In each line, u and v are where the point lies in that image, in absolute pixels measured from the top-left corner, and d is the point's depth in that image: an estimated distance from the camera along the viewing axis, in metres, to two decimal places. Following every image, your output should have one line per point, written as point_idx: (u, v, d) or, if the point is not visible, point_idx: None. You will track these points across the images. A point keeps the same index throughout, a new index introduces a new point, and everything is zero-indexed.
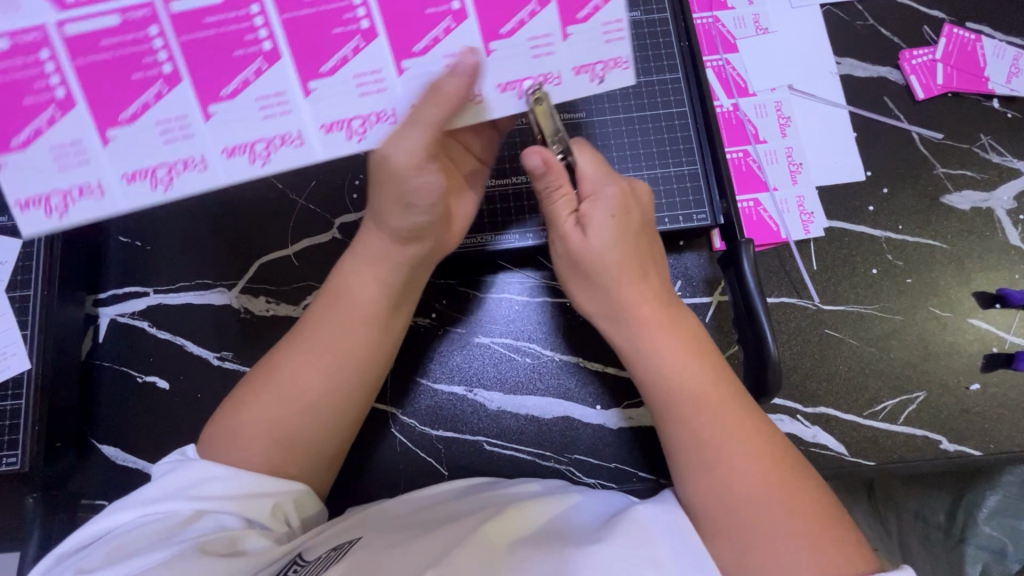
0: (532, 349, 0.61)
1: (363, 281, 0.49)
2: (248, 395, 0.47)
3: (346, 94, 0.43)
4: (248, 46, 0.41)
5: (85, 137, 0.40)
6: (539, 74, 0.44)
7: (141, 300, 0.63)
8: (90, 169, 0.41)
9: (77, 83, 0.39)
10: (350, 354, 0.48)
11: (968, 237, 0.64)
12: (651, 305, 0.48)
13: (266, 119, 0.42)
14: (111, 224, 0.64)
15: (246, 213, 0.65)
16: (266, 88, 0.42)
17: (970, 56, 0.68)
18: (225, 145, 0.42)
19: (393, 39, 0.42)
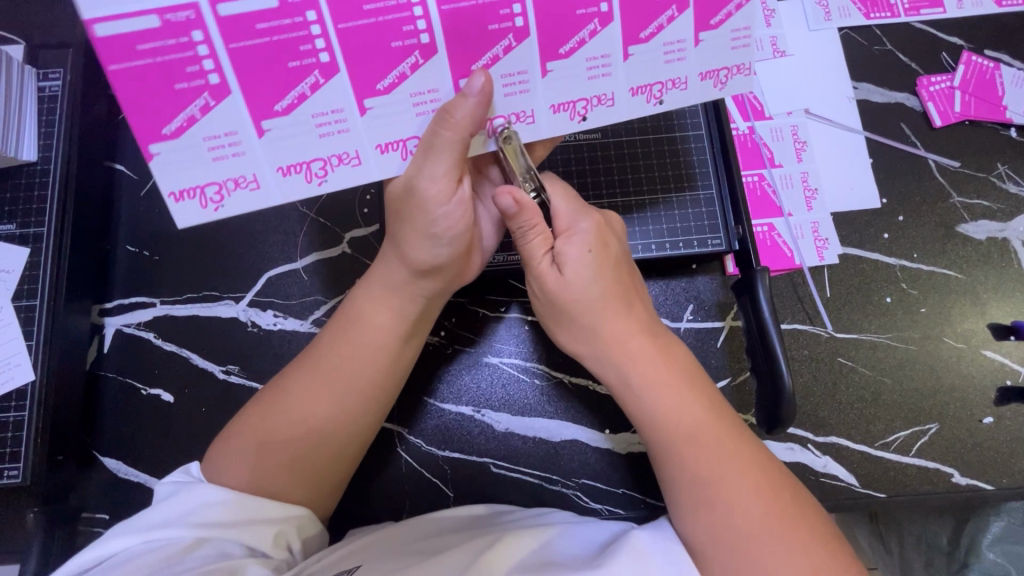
0: (540, 371, 0.61)
1: (376, 304, 0.49)
2: (263, 416, 0.47)
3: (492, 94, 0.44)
4: (406, 38, 0.40)
5: (241, 128, 0.41)
6: (668, 79, 0.45)
7: (147, 311, 0.62)
8: (246, 162, 0.42)
9: (232, 71, 0.39)
10: (357, 381, 0.48)
11: (983, 267, 0.63)
12: (641, 339, 0.48)
13: (418, 115, 0.44)
14: (120, 234, 0.64)
15: (255, 226, 0.64)
16: (420, 84, 0.42)
17: (988, 85, 0.67)
18: (379, 142, 0.44)
19: (543, 39, 0.42)
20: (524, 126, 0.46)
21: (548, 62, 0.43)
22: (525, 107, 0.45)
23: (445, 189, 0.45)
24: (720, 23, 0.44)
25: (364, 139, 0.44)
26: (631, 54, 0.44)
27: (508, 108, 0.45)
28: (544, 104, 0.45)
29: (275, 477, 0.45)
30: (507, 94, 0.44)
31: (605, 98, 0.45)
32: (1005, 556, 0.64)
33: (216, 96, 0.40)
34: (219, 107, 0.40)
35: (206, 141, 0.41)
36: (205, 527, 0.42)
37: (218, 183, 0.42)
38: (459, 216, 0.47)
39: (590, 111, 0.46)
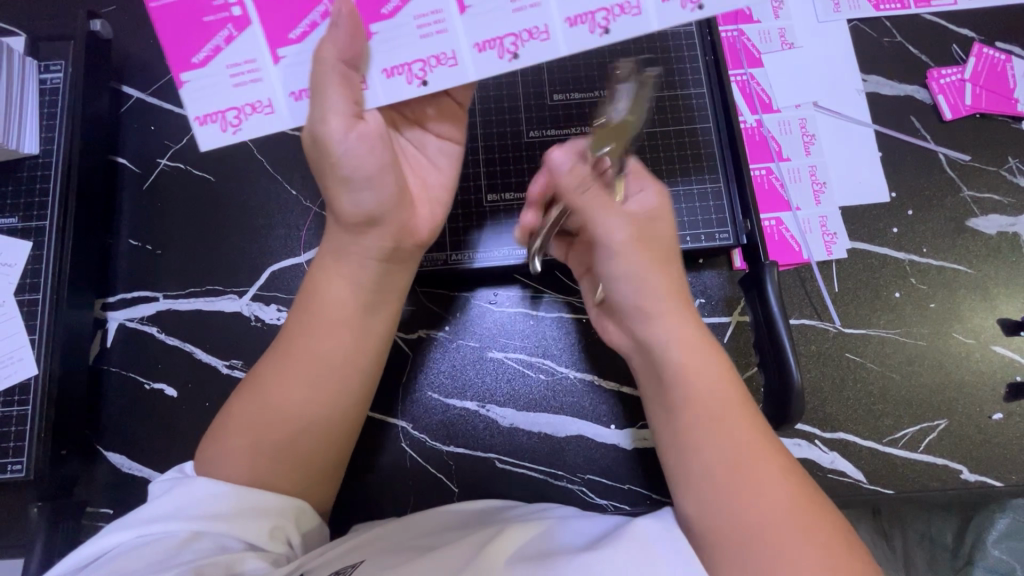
0: (546, 366, 0.60)
1: (332, 284, 0.48)
2: (238, 404, 0.47)
3: (499, 13, 0.43)
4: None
5: (259, 56, 0.43)
6: (609, 7, 0.43)
7: (150, 305, 0.62)
8: (262, 87, 0.44)
9: (253, 5, 0.43)
10: (331, 358, 0.47)
11: (993, 262, 0.62)
12: (687, 321, 0.45)
13: (423, 37, 0.43)
14: (123, 228, 0.64)
15: (258, 220, 0.64)
16: (424, 7, 0.43)
17: (999, 77, 0.66)
18: (384, 68, 0.44)
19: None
20: (444, 70, 0.44)
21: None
22: (445, 49, 0.43)
23: (340, 123, 0.42)
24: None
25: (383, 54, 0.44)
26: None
27: (424, 51, 0.43)
28: (467, 45, 0.43)
29: (266, 467, 0.45)
30: (515, 12, 0.43)
31: (537, 32, 0.43)
32: (1011, 553, 0.64)
33: (239, 27, 0.43)
34: (241, 36, 0.43)
35: (229, 68, 0.43)
36: (203, 520, 0.42)
37: (238, 107, 0.44)
38: (366, 152, 0.43)
39: (522, 51, 0.44)
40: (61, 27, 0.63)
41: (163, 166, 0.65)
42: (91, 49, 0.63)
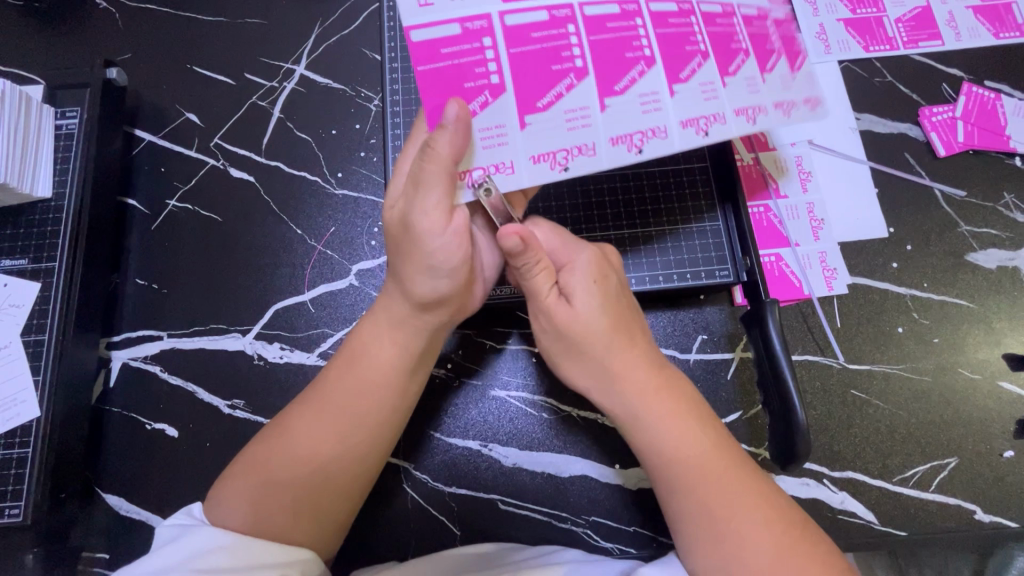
0: (548, 405, 0.60)
1: (374, 346, 0.49)
2: (263, 456, 0.46)
3: (633, 111, 0.45)
4: (564, 62, 0.45)
5: (508, 122, 0.44)
6: (708, 113, 0.46)
7: (154, 344, 0.62)
8: (507, 149, 0.44)
9: (509, 71, 0.44)
10: (366, 418, 0.47)
11: (995, 296, 0.63)
12: (646, 374, 0.46)
13: (570, 130, 0.45)
14: (130, 267, 0.65)
15: (265, 258, 0.65)
16: (573, 103, 0.45)
17: (990, 115, 0.68)
18: (533, 153, 0.44)
19: (600, 79, 0.45)
20: (584, 159, 0.45)
21: (607, 98, 0.45)
22: (587, 140, 0.45)
23: (439, 220, 0.43)
24: (773, 68, 0.48)
25: (542, 143, 0.44)
26: (678, 95, 0.46)
27: (569, 141, 0.45)
28: (604, 138, 0.45)
29: (277, 515, 0.44)
30: (644, 111, 0.45)
31: (658, 130, 0.45)
32: None
33: (494, 93, 0.44)
34: (495, 102, 0.44)
35: (479, 130, 0.44)
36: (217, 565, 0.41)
37: (483, 166, 0.44)
38: (456, 246, 0.45)
39: (646, 146, 0.45)
40: (77, 74, 0.65)
41: (172, 207, 0.67)
42: (106, 95, 0.65)
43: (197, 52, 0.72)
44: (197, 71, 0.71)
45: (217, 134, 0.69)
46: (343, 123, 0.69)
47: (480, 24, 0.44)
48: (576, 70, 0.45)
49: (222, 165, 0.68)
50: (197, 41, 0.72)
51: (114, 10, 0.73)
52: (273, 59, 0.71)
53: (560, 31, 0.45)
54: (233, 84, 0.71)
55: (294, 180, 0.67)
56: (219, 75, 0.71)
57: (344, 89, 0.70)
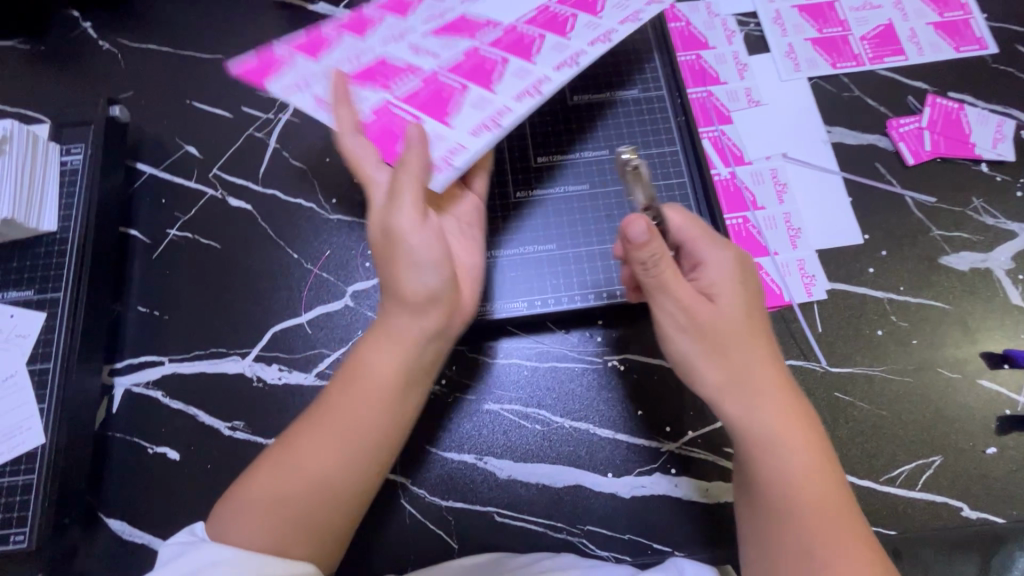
0: (541, 416, 0.61)
1: (380, 354, 0.50)
2: (266, 472, 0.48)
3: (515, 83, 0.56)
4: (451, 86, 0.56)
5: (435, 131, 0.54)
6: (571, 55, 0.56)
7: (156, 369, 0.64)
8: (448, 140, 0.54)
9: (423, 114, 0.55)
10: (362, 433, 0.49)
11: (969, 297, 0.65)
12: (781, 391, 0.48)
13: (478, 108, 0.55)
14: (132, 295, 0.67)
15: (264, 282, 0.67)
16: (475, 99, 0.55)
17: (954, 124, 0.71)
18: (468, 131, 0.54)
19: (478, 81, 0.56)
20: (508, 115, 0.53)
21: (494, 85, 0.56)
22: (500, 107, 0.54)
23: (414, 218, 0.50)
24: (601, 8, 0.59)
25: (473, 128, 0.54)
26: (537, 65, 0.56)
27: (488, 114, 0.54)
28: (509, 99, 0.54)
29: (269, 534, 0.45)
30: (520, 79, 0.56)
31: (544, 79, 0.55)
32: None
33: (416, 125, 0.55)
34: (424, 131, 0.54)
35: (420, 144, 0.54)
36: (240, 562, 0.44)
37: (443, 156, 0.53)
38: (432, 243, 0.50)
39: (544, 88, 0.54)
40: (82, 113, 0.68)
41: (172, 236, 0.69)
42: (109, 132, 0.68)
43: (196, 89, 0.76)
44: (197, 106, 0.75)
45: (216, 165, 0.72)
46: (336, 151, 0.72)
47: (382, 109, 0.56)
48: (395, 101, 0.56)
49: (220, 194, 0.71)
50: (197, 78, 0.76)
51: (117, 52, 0.77)
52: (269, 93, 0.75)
53: (438, 79, 0.57)
54: (231, 118, 0.74)
55: (290, 206, 0.70)
56: (217, 109, 0.74)
57: None
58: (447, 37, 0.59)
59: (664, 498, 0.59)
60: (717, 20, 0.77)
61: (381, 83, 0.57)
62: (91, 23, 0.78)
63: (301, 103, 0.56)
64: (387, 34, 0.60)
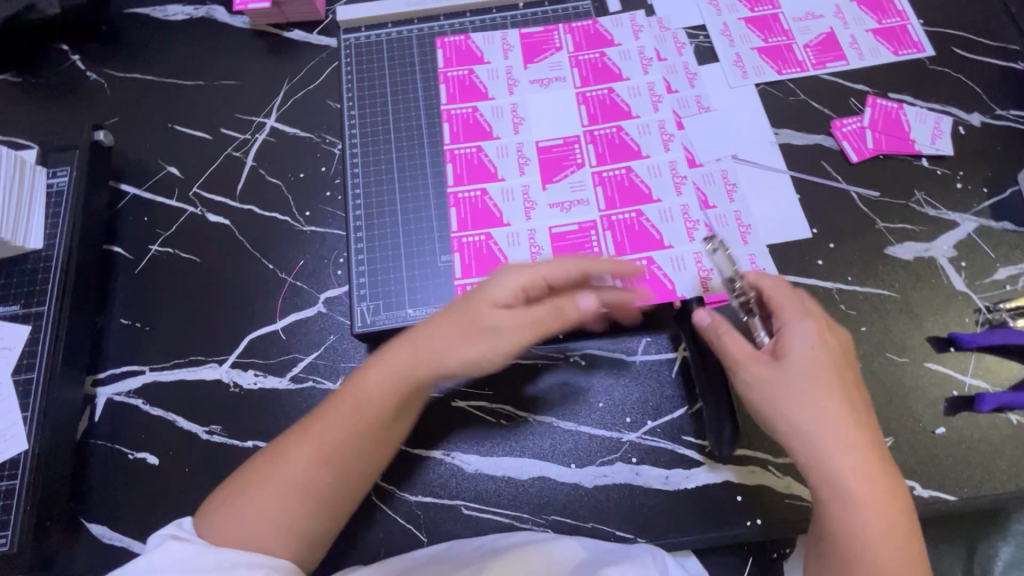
0: (506, 411, 0.64)
1: (373, 373, 0.53)
2: (255, 481, 0.51)
3: (669, 212, 0.69)
4: (629, 219, 0.69)
5: (681, 256, 0.67)
6: (675, 167, 0.72)
7: (137, 378, 0.67)
8: (699, 258, 0.67)
9: None
10: (367, 444, 0.52)
11: (914, 285, 0.68)
12: (858, 450, 0.48)
13: (658, 230, 0.68)
14: (115, 309, 0.70)
15: (241, 292, 0.70)
16: (669, 230, 0.68)
17: (895, 123, 0.75)
18: (693, 250, 0.67)
19: (645, 222, 0.69)
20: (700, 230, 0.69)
21: (649, 217, 0.69)
22: (681, 228, 0.69)
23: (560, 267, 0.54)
24: (659, 107, 0.74)
25: (691, 267, 0.67)
26: (662, 198, 0.70)
27: (683, 229, 0.69)
28: (679, 214, 0.69)
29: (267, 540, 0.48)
30: (661, 213, 0.69)
31: (687, 206, 0.70)
32: None
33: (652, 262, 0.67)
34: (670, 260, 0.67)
35: (677, 267, 0.67)
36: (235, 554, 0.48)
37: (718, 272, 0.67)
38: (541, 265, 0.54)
39: (692, 215, 0.69)
40: (68, 139, 0.72)
41: (154, 251, 0.72)
42: (94, 155, 0.73)
43: (178, 113, 0.80)
44: (179, 129, 0.79)
45: (196, 184, 0.76)
46: (310, 167, 0.76)
47: (505, 275, 0.66)
48: (616, 259, 0.67)
49: (200, 211, 0.74)
50: (179, 104, 0.80)
51: (104, 82, 0.82)
52: (247, 115, 0.79)
53: (536, 244, 0.68)
54: (210, 139, 0.78)
55: (266, 220, 0.74)
56: (198, 131, 0.79)
57: (311, 136, 0.77)
58: (548, 185, 0.70)
59: (625, 487, 0.61)
60: (668, 34, 0.80)
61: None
62: (79, 56, 0.83)
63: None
64: (521, 215, 0.69)
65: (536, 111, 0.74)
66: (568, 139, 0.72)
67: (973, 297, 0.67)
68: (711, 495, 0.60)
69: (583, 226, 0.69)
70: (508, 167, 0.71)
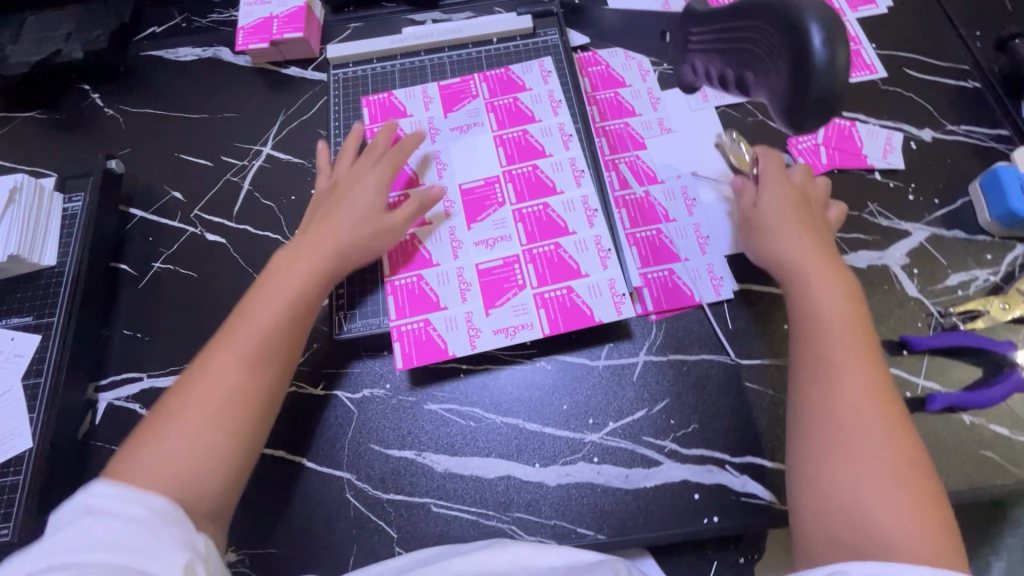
0: (475, 414, 0.67)
1: (262, 293, 0.63)
2: (173, 410, 0.54)
3: (580, 238, 0.71)
4: (544, 251, 0.71)
5: (599, 281, 0.69)
6: (584, 193, 0.74)
7: (135, 384, 0.72)
8: (618, 283, 0.69)
9: (539, 301, 0.69)
10: (246, 385, 0.57)
11: (868, 291, 0.70)
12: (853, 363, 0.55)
13: (579, 254, 0.70)
14: (118, 320, 0.76)
15: (233, 304, 0.76)
16: (585, 256, 0.70)
17: (848, 139, 0.79)
18: (609, 276, 0.69)
19: (558, 246, 0.71)
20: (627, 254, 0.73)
21: (563, 241, 0.71)
22: (596, 252, 0.70)
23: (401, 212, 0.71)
24: (563, 139, 0.77)
25: (607, 293, 0.68)
26: (577, 230, 0.72)
27: (598, 255, 0.70)
28: (598, 240, 0.71)
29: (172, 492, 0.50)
30: (576, 244, 0.71)
31: (599, 235, 0.71)
32: None
33: (569, 289, 0.69)
34: (589, 286, 0.69)
35: (604, 294, 0.68)
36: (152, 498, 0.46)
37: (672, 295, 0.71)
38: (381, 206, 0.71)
39: (605, 244, 0.71)
40: (83, 167, 0.80)
41: (157, 268, 0.79)
42: (105, 182, 0.80)
43: (183, 144, 0.88)
44: (183, 158, 0.86)
45: (196, 207, 0.83)
46: (300, 190, 0.82)
47: (443, 320, 0.69)
48: (538, 290, 0.69)
49: (199, 231, 0.81)
50: (185, 135, 0.88)
51: (119, 116, 0.90)
52: (245, 144, 0.87)
53: (470, 287, 0.70)
54: (211, 166, 0.85)
55: (258, 238, 0.80)
56: (200, 159, 0.86)
57: (302, 162, 0.84)
58: (476, 226, 0.73)
59: (587, 486, 0.63)
60: (633, 63, 0.86)
61: (482, 297, 0.70)
62: (98, 94, 0.92)
63: (453, 347, 0.68)
64: (448, 254, 0.72)
65: (458, 155, 0.78)
66: (487, 180, 0.76)
67: (925, 303, 0.69)
68: (669, 493, 0.63)
69: (506, 261, 0.71)
70: (431, 210, 0.75)
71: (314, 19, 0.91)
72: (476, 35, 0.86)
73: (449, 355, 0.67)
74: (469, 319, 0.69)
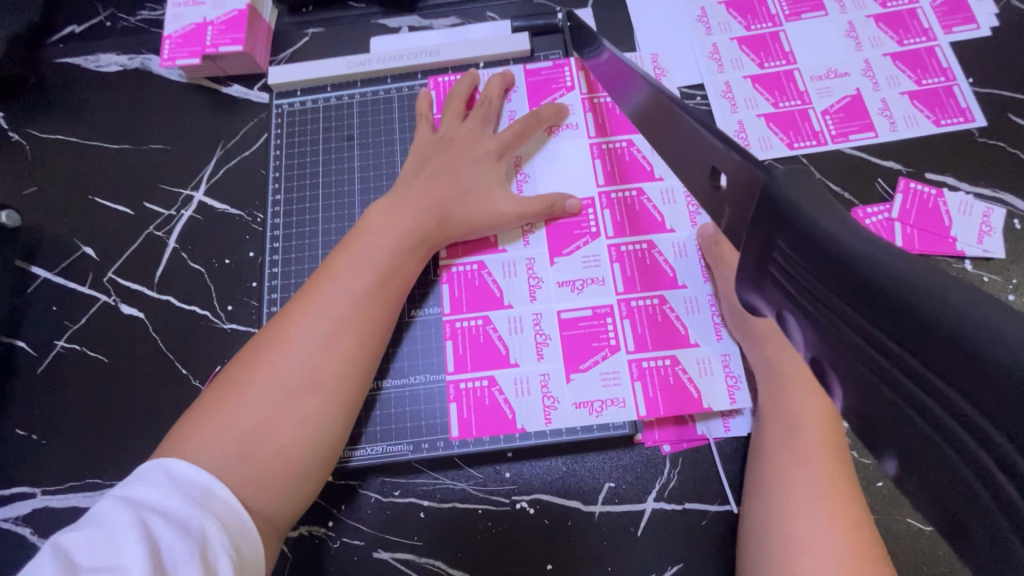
0: (438, 567, 0.54)
1: (343, 264, 0.54)
2: (237, 393, 0.46)
3: (690, 293, 0.59)
4: (645, 304, 0.59)
5: (710, 355, 0.57)
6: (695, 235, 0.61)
7: (28, 502, 0.59)
8: (730, 362, 0.56)
9: (634, 371, 0.57)
10: (330, 370, 0.49)
11: None
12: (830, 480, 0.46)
13: (686, 314, 0.58)
14: (11, 416, 0.62)
15: (151, 400, 0.62)
16: (691, 320, 0.58)
17: (931, 214, 0.62)
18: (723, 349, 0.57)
19: (663, 300, 0.59)
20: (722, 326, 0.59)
21: (669, 294, 0.59)
22: (708, 317, 0.58)
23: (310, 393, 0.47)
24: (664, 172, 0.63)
25: (719, 372, 0.56)
26: (688, 283, 0.59)
27: (708, 322, 0.58)
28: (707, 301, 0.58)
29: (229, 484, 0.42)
30: (684, 301, 0.59)
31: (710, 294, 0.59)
32: None
33: (673, 360, 0.57)
34: (691, 362, 0.56)
35: (711, 372, 0.56)
36: (199, 538, 0.37)
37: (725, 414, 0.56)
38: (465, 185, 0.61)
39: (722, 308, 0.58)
40: None
41: (60, 348, 0.64)
42: None
43: (100, 182, 0.72)
44: (98, 203, 0.71)
45: (111, 268, 0.67)
46: (237, 251, 0.67)
47: (511, 387, 0.57)
48: (635, 357, 0.57)
49: (114, 300, 0.66)
50: (103, 171, 0.72)
51: (25, 143, 0.74)
52: (173, 186, 0.70)
53: (554, 338, 0.59)
54: (132, 215, 0.70)
55: (185, 314, 0.65)
56: (119, 205, 0.70)
57: (241, 214, 0.68)
58: (562, 263, 0.61)
59: None
60: None
61: (563, 356, 0.58)
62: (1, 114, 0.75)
63: (523, 419, 0.56)
64: (524, 295, 0.60)
65: (544, 166, 0.64)
66: (580, 203, 0.62)
67: None
68: None
69: (597, 313, 0.59)
70: (510, 235, 0.62)
71: (260, 24, 0.73)
72: (457, 58, 0.71)
73: (517, 427, 0.56)
74: (545, 384, 0.57)
